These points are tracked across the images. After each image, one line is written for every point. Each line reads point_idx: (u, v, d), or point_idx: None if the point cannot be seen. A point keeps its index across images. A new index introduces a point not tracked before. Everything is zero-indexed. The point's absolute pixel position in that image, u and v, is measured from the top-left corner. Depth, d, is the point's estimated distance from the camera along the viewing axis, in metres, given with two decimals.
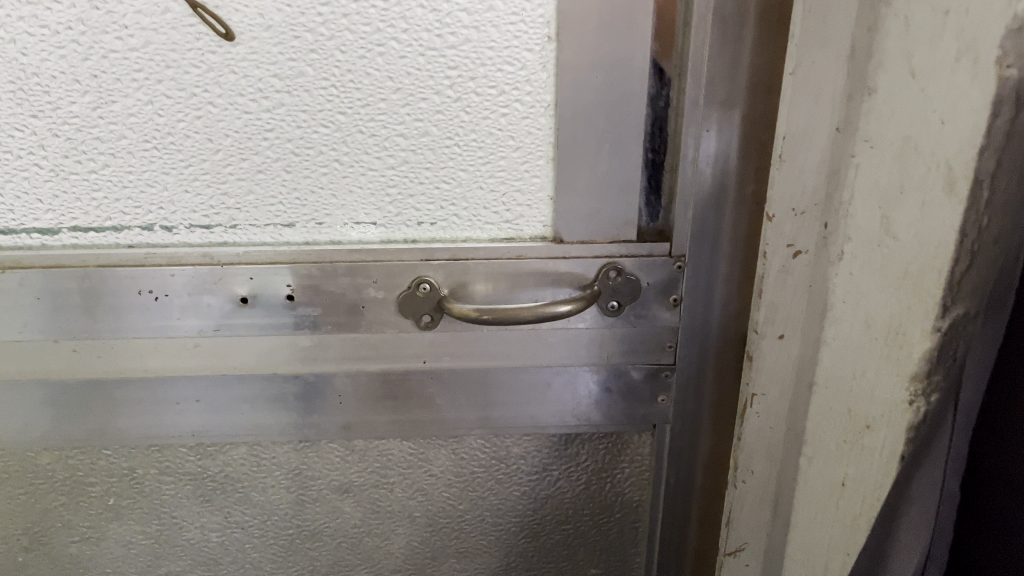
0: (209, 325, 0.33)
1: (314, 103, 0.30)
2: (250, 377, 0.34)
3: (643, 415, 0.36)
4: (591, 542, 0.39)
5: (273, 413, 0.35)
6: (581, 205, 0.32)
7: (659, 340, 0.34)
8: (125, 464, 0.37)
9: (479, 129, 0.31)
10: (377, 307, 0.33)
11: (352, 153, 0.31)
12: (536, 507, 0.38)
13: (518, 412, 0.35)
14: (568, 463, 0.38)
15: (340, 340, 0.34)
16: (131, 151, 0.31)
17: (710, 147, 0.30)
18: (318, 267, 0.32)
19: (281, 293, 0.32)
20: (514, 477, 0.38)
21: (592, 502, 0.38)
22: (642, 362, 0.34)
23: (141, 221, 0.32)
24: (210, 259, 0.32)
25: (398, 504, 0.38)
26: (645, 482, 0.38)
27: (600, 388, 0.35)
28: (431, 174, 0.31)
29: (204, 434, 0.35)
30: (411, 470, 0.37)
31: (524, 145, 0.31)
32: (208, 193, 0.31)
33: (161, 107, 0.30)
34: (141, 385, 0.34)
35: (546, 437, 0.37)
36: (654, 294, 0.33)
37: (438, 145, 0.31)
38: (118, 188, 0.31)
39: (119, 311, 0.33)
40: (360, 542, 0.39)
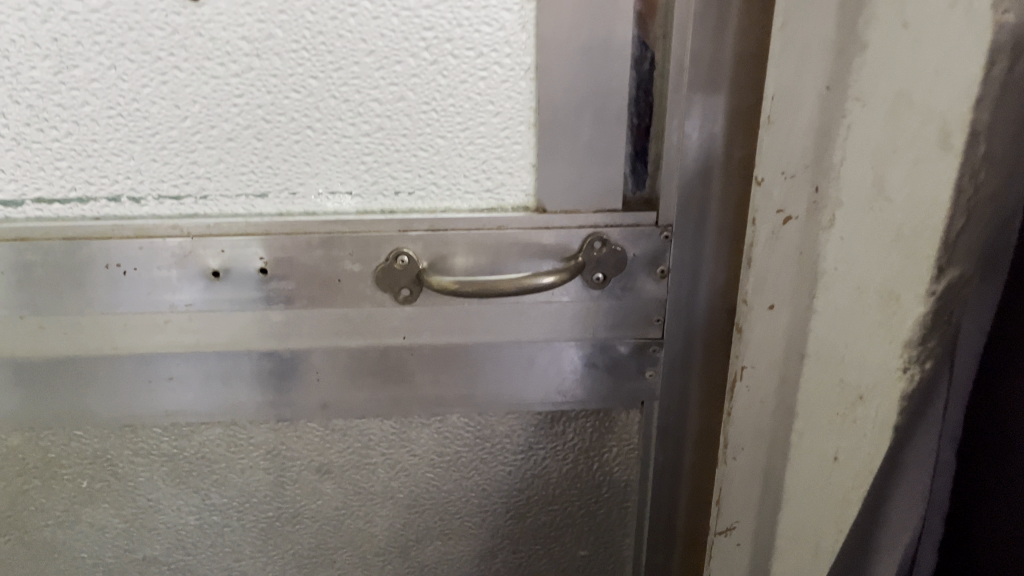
0: (181, 301, 0.32)
1: (284, 67, 0.29)
2: (224, 354, 0.33)
3: (630, 391, 0.35)
4: (579, 523, 0.38)
5: (249, 392, 0.34)
6: (564, 174, 0.31)
7: (646, 313, 0.33)
8: (98, 446, 0.36)
9: (457, 93, 0.29)
10: (354, 281, 0.32)
11: (325, 119, 0.30)
12: (522, 488, 0.37)
13: (502, 389, 0.34)
14: (554, 442, 0.37)
15: (316, 316, 0.33)
16: (95, 118, 0.29)
17: (697, 110, 0.29)
18: (292, 239, 0.31)
19: (254, 266, 0.31)
20: (498, 457, 0.37)
21: (580, 482, 0.37)
22: (629, 337, 0.33)
23: (107, 192, 0.30)
24: (180, 231, 0.31)
25: (380, 485, 0.37)
26: (634, 461, 0.37)
27: (585, 364, 0.34)
28: (408, 141, 0.30)
29: (179, 413, 0.34)
30: (393, 450, 0.36)
31: (504, 111, 0.30)
32: (177, 162, 0.30)
33: (124, 71, 0.29)
34: (112, 364, 0.33)
35: (531, 415, 0.36)
36: (640, 266, 0.32)
37: (414, 111, 0.30)
38: (82, 158, 0.30)
39: (87, 286, 0.31)
40: (342, 525, 0.38)
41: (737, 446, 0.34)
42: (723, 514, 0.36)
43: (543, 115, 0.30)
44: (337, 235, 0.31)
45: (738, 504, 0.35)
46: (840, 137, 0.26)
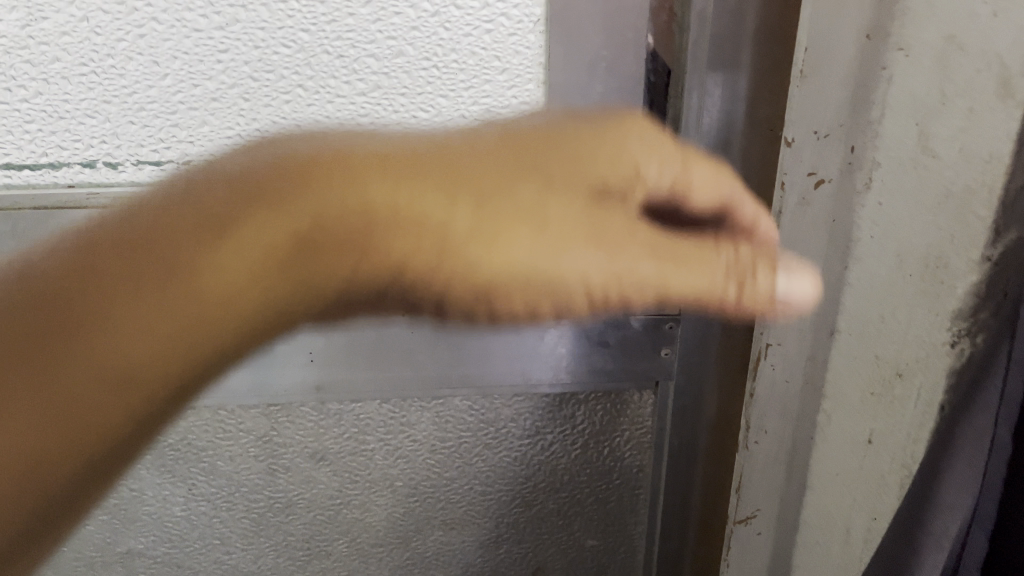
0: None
1: (272, 19, 0.27)
2: None
3: (644, 370, 0.33)
4: (588, 511, 0.36)
5: (237, 373, 0.32)
6: None
7: None
8: None
9: (460, 48, 0.27)
10: None
11: (317, 77, 0.27)
12: (528, 474, 0.36)
13: (507, 368, 0.32)
14: (562, 426, 0.35)
15: None
16: (66, 76, 0.27)
17: (720, 64, 0.27)
18: None
19: None
20: (503, 442, 0.35)
21: (589, 467, 0.35)
22: (643, 313, 0.31)
23: (81, 157, 0.28)
24: None
25: (378, 472, 0.35)
26: (646, 445, 0.35)
27: (596, 341, 0.32)
28: (407, 101, 0.28)
29: None
30: (392, 435, 0.34)
31: (511, 67, 0.28)
32: (157, 124, 0.28)
33: (98, 24, 0.26)
34: None
35: (538, 397, 0.34)
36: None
37: (414, 67, 0.27)
38: (53, 120, 0.28)
39: None
40: (338, 515, 0.36)
41: (759, 428, 0.32)
42: (743, 501, 0.34)
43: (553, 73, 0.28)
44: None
45: (759, 489, 0.33)
46: (880, 91, 0.24)
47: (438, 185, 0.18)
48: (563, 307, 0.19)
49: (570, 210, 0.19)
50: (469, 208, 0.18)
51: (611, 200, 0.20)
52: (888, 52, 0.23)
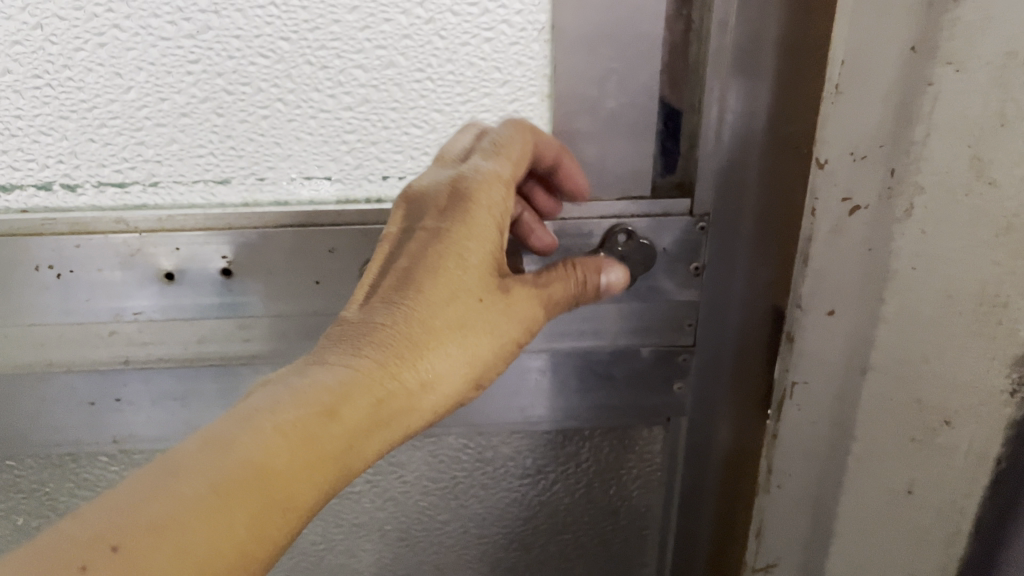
0: (128, 309, 0.27)
1: (248, 26, 0.24)
2: (179, 369, 0.28)
3: (654, 406, 0.30)
4: (592, 554, 0.34)
5: (210, 413, 0.29)
6: (583, 155, 0.26)
7: (675, 317, 0.28)
8: (36, 477, 0.31)
9: (456, 58, 0.25)
10: (335, 283, 0.27)
11: (298, 90, 0.25)
12: (527, 516, 0.33)
13: (506, 404, 0.30)
14: (566, 465, 0.32)
15: (290, 327, 0.28)
16: (18, 90, 0.24)
17: (744, 82, 0.24)
18: (259, 233, 0.26)
19: (213, 266, 0.26)
20: (501, 482, 0.32)
21: (594, 509, 0.33)
22: (654, 345, 0.29)
23: (35, 178, 0.26)
24: (126, 225, 0.26)
25: (365, 515, 0.33)
26: (655, 485, 0.33)
27: (603, 376, 0.29)
28: (397, 116, 0.26)
29: (127, 439, 0.30)
30: (379, 476, 0.32)
31: (512, 79, 0.25)
32: (119, 142, 0.25)
33: (52, 32, 0.24)
34: (44, 384, 0.28)
35: (539, 434, 0.31)
36: (670, 263, 0.27)
37: (406, 80, 0.25)
38: (4, 137, 0.25)
39: (13, 293, 0.26)
40: (320, 558, 0.34)
41: (782, 474, 0.28)
42: (764, 547, 0.30)
43: (559, 84, 0.25)
44: (311, 227, 0.26)
45: (782, 537, 0.29)
46: (924, 108, 0.21)
47: (428, 345, 0.22)
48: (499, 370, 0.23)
49: (485, 307, 0.22)
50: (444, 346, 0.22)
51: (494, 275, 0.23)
52: (934, 67, 0.21)
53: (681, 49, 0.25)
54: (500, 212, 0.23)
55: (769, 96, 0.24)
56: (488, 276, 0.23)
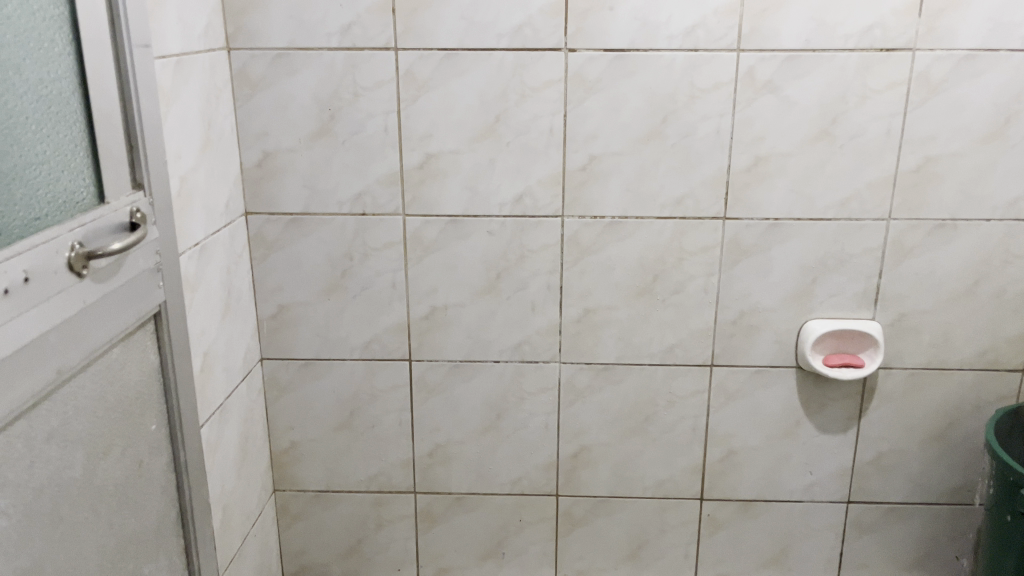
0: (50, 317, 0.81)
1: (74, 147, 0.89)
2: (57, 357, 0.83)
3: (136, 302, 0.97)
4: (164, 459, 1.09)
5: (40, 373, 0.80)
6: (95, 243, 0.88)
7: (104, 277, 0.90)
8: (114, 435, 0.96)
9: (80, 157, 0.90)
10: (76, 307, 0.85)
11: (74, 165, 0.89)
12: (154, 455, 1.06)
13: (118, 327, 0.93)
14: (152, 410, 1.05)
15: (82, 330, 0.87)
16: (30, 161, 0.83)
17: (86, 240, 0.87)
18: (53, 288, 0.81)
19: (69, 301, 0.84)
20: (149, 405, 1.04)
21: (139, 454, 1.02)
22: (129, 307, 0.95)
23: (33, 205, 0.83)
24: (46, 272, 0.80)
25: (94, 429, 0.92)
26: (159, 413, 1.07)
27: (124, 315, 0.94)
28: (78, 166, 0.90)
29: (58, 374, 0.83)
30: (58, 383, 0.84)
31: (80, 170, 0.90)
32: (45, 179, 0.85)
33: (20, 140, 0.81)
34: (62, 362, 0.84)
35: (113, 341, 0.93)
36: (98, 274, 0.89)
37: (79, 158, 0.90)
38: (34, 180, 0.83)
39: (50, 336, 0.81)
40: (101, 457, 0.93)
41: None
42: None
43: (65, 224, 0.85)
44: (68, 311, 0.84)
45: None
46: None
47: (102, 345, 0.91)
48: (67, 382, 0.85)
49: (66, 345, 0.84)
50: (104, 371, 0.93)
51: (117, 336, 0.93)
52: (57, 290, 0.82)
53: (82, 241, 0.86)
54: (115, 324, 0.93)
55: (93, 238, 0.88)
56: (96, 351, 0.89)
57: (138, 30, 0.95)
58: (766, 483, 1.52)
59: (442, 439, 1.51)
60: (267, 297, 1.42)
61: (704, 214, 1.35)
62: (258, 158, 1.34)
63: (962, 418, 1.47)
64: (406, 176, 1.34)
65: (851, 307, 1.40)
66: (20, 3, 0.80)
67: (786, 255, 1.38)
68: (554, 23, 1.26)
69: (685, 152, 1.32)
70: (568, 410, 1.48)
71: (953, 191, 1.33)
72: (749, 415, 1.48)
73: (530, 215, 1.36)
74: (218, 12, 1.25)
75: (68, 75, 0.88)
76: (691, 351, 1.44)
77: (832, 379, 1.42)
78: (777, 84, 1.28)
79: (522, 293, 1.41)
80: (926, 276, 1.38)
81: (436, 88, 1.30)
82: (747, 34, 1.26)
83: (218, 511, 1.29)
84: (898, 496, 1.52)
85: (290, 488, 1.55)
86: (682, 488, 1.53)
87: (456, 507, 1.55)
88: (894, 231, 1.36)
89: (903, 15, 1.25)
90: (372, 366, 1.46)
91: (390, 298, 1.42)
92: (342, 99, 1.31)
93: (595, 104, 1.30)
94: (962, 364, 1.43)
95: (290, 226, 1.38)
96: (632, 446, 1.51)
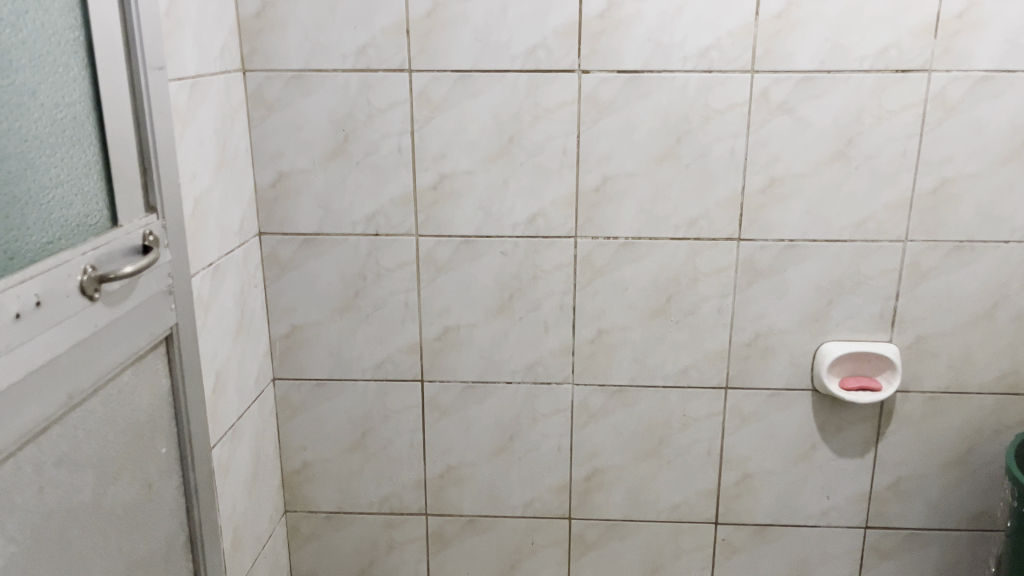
0: (60, 341, 0.81)
1: (88, 170, 0.90)
2: (68, 381, 0.83)
3: (147, 325, 0.97)
4: (174, 482, 1.08)
5: (51, 397, 0.80)
6: (107, 266, 0.89)
7: (116, 300, 0.90)
8: (125, 459, 0.96)
9: (95, 180, 0.91)
10: (87, 330, 0.85)
11: (88, 188, 0.90)
12: (164, 478, 1.06)
13: (129, 350, 0.94)
14: (163, 434, 1.05)
15: (94, 353, 0.87)
16: (45, 186, 0.84)
17: (97, 263, 0.87)
18: (64, 312, 0.81)
19: (81, 325, 0.84)
20: (159, 428, 1.04)
21: (149, 478, 1.02)
22: (141, 330, 0.96)
23: (47, 229, 0.83)
24: (58, 296, 0.80)
25: (104, 454, 0.92)
26: (170, 436, 1.07)
27: (135, 338, 0.94)
28: (92, 189, 0.91)
29: (69, 398, 0.83)
30: (69, 408, 0.84)
31: (94, 193, 0.91)
32: (59, 204, 0.85)
33: (34, 165, 0.82)
34: (73, 386, 0.84)
35: (124, 364, 0.93)
36: (110, 297, 0.89)
37: (93, 181, 0.91)
38: (49, 205, 0.84)
39: (60, 360, 0.81)
40: (111, 482, 0.93)
41: None
42: None
43: (77, 247, 0.85)
44: (79, 335, 0.84)
45: None
46: None
47: (113, 369, 0.91)
48: (77, 406, 0.85)
49: (77, 369, 0.84)
50: (116, 395, 0.93)
51: (128, 360, 0.94)
52: (67, 314, 0.82)
53: (94, 264, 0.86)
54: (127, 348, 0.93)
55: (105, 260, 0.89)
56: (106, 374, 0.90)
57: (152, 52, 0.96)
58: (782, 507, 1.50)
59: (454, 460, 1.50)
60: (280, 317, 1.42)
61: (718, 235, 1.35)
62: (272, 178, 1.35)
63: (982, 443, 1.44)
64: (420, 197, 1.35)
65: (869, 330, 1.39)
66: (37, 28, 0.81)
67: (802, 277, 1.36)
68: (568, 44, 1.26)
69: (699, 173, 1.32)
70: (581, 432, 1.47)
71: (971, 213, 1.32)
72: (764, 439, 1.46)
73: (543, 236, 1.36)
74: (234, 34, 1.26)
75: (83, 99, 0.88)
76: (705, 373, 1.43)
77: (849, 402, 1.40)
78: (792, 105, 1.28)
79: (535, 314, 1.41)
80: (944, 299, 1.37)
81: (451, 109, 1.30)
82: (761, 55, 1.26)
83: (230, 533, 1.28)
84: (917, 522, 1.49)
85: (301, 509, 1.54)
86: (696, 512, 1.51)
87: (468, 529, 1.54)
88: (911, 253, 1.34)
89: (919, 36, 1.24)
90: (385, 387, 1.46)
91: (403, 318, 1.42)
92: (356, 120, 1.31)
93: (609, 125, 1.30)
94: (982, 388, 1.41)
95: (305, 246, 1.38)
96: (646, 469, 1.49)
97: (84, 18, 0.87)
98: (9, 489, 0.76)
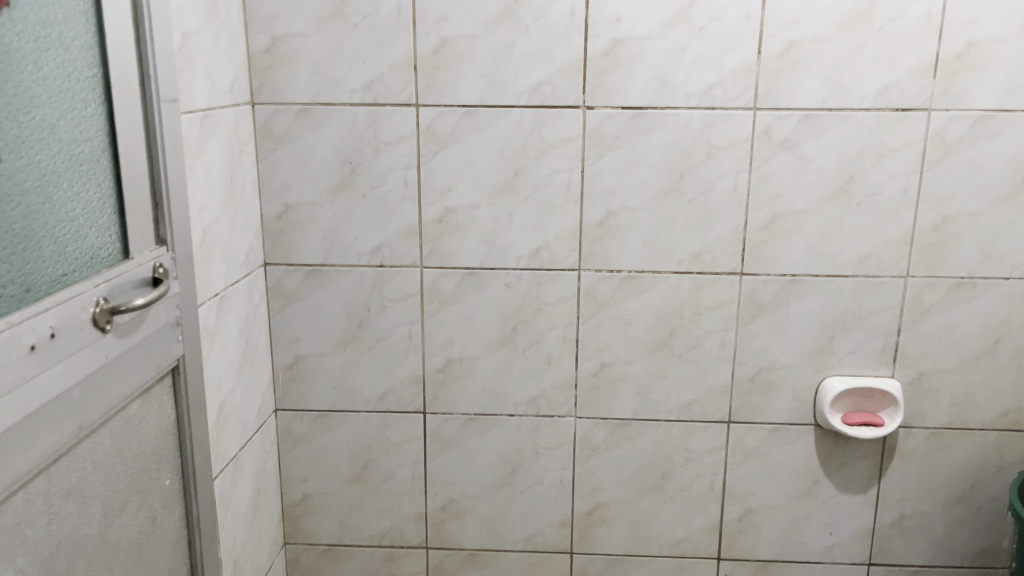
0: (72, 373, 0.81)
1: (102, 204, 0.91)
2: (78, 412, 0.83)
3: (156, 357, 0.97)
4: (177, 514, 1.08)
5: (62, 428, 0.80)
6: (116, 298, 0.89)
7: (126, 331, 0.90)
8: (131, 492, 0.96)
9: (108, 214, 0.92)
10: (98, 362, 0.85)
11: (102, 222, 0.91)
12: (168, 509, 1.05)
13: (137, 382, 0.94)
14: (168, 465, 1.04)
15: (104, 385, 0.87)
16: (61, 221, 0.85)
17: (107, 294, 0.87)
18: (77, 343, 0.82)
19: (92, 356, 0.84)
20: (164, 460, 1.03)
21: (153, 510, 1.01)
22: (149, 360, 0.96)
23: (62, 261, 0.84)
24: (71, 327, 0.81)
25: (111, 486, 0.91)
26: (175, 467, 1.06)
27: (142, 369, 0.95)
28: (106, 222, 0.92)
29: (79, 431, 0.83)
30: (78, 440, 0.84)
31: (107, 226, 0.92)
32: (74, 237, 0.86)
33: (51, 199, 0.83)
34: (84, 419, 0.84)
35: (132, 395, 0.93)
36: (120, 329, 0.89)
37: (107, 215, 0.92)
38: (65, 239, 0.85)
39: (71, 393, 0.82)
40: (116, 514, 0.93)
41: None
42: None
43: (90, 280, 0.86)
44: (90, 367, 0.84)
45: None
46: None
47: (122, 401, 0.91)
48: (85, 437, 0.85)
49: (89, 402, 0.84)
50: (123, 427, 0.93)
51: (135, 391, 0.94)
52: (80, 346, 0.82)
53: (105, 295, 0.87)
54: (135, 380, 0.93)
55: (116, 292, 0.89)
56: (116, 406, 0.90)
57: (166, 85, 0.97)
58: (785, 543, 1.49)
59: (455, 493, 1.49)
60: (284, 348, 1.42)
61: (721, 270, 1.36)
62: (279, 210, 1.36)
63: (985, 480, 1.44)
64: (425, 230, 1.36)
65: (871, 365, 1.39)
66: (56, 65, 0.83)
67: (805, 312, 1.37)
68: (573, 81, 1.28)
69: (702, 208, 1.33)
70: (583, 465, 1.46)
71: (972, 249, 1.33)
72: (768, 474, 1.45)
73: (547, 269, 1.37)
74: (244, 68, 1.28)
75: (99, 134, 0.90)
76: (707, 408, 1.43)
77: (851, 438, 1.40)
78: (794, 142, 1.29)
79: (538, 347, 1.41)
80: (946, 335, 1.37)
81: (456, 143, 1.32)
82: (763, 93, 1.28)
83: (231, 566, 1.27)
84: (921, 559, 1.48)
85: (301, 541, 1.53)
86: (699, 547, 1.50)
87: (470, 563, 1.53)
88: (913, 289, 1.35)
89: (919, 76, 1.26)
90: (387, 419, 1.45)
91: (406, 350, 1.42)
92: (363, 153, 1.33)
93: (612, 160, 1.31)
94: (984, 425, 1.41)
95: (309, 278, 1.39)
96: (648, 504, 1.48)
97: (102, 56, 0.89)
98: (19, 521, 0.76)
